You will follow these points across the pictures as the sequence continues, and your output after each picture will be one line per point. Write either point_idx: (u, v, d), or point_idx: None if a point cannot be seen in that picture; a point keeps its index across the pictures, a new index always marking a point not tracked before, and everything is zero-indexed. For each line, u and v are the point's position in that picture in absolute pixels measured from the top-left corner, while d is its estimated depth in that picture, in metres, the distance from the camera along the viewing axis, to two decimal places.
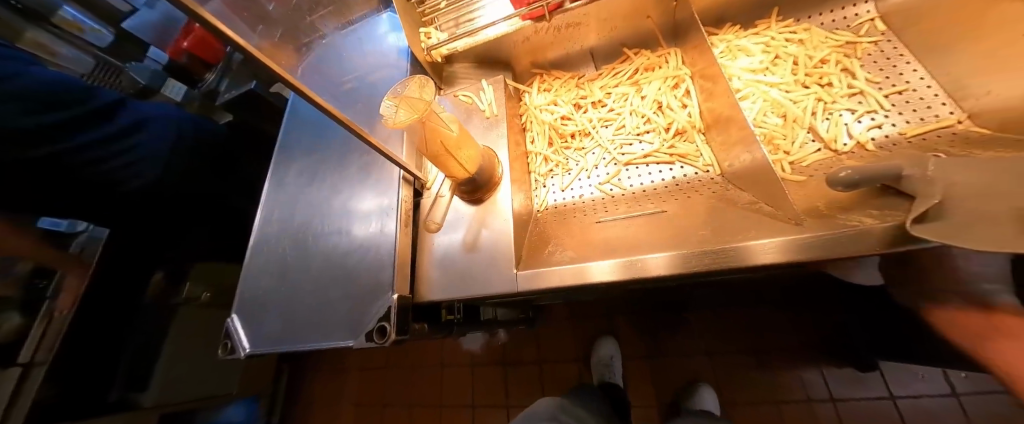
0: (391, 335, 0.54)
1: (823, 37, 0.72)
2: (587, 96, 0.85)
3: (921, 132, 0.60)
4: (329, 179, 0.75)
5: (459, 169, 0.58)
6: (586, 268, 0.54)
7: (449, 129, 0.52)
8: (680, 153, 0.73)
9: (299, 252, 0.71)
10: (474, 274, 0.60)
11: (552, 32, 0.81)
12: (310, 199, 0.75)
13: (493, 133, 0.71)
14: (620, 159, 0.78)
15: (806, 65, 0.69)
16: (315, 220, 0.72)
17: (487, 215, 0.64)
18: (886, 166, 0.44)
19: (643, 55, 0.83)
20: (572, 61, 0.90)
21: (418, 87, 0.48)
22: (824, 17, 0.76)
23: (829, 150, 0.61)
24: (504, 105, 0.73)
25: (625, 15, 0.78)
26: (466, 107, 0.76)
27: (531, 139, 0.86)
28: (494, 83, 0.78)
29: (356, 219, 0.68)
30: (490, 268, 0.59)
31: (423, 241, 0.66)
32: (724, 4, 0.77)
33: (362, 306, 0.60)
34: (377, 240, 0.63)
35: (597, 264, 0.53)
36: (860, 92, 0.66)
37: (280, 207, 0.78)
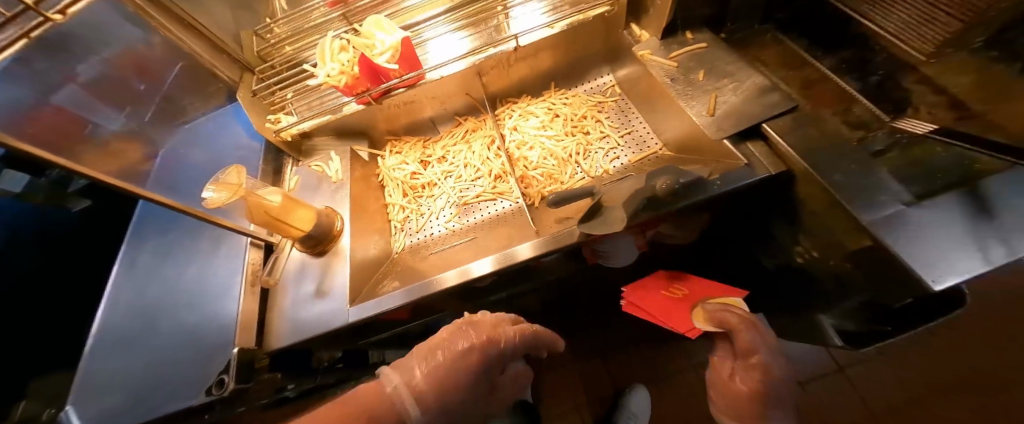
0: (228, 385, 0.61)
1: (583, 99, 1.02)
2: (431, 154, 1.03)
3: (638, 158, 0.88)
4: (183, 254, 0.81)
5: (293, 229, 0.71)
6: (469, 268, 0.70)
7: (271, 201, 0.66)
8: (500, 192, 0.94)
9: (147, 328, 0.74)
10: (316, 316, 0.70)
11: (393, 108, 0.98)
12: (161, 278, 0.80)
13: (337, 195, 0.84)
14: (459, 200, 0.97)
15: (573, 120, 0.99)
16: (164, 298, 0.77)
17: (331, 263, 0.75)
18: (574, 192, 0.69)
19: (470, 120, 1.06)
20: (419, 127, 1.08)
21: (236, 173, 0.62)
22: (586, 85, 1.07)
23: (590, 177, 0.88)
24: (348, 171, 0.87)
25: (448, 93, 1.00)
26: (317, 175, 0.89)
27: (388, 193, 1.00)
28: (341, 153, 0.93)
29: (207, 287, 0.75)
30: (330, 308, 0.71)
31: (273, 295, 0.75)
32: (517, 81, 1.04)
33: (207, 366, 0.65)
34: (225, 302, 0.71)
35: (478, 262, 0.69)
36: (607, 136, 0.95)
37: (127, 291, 0.80)
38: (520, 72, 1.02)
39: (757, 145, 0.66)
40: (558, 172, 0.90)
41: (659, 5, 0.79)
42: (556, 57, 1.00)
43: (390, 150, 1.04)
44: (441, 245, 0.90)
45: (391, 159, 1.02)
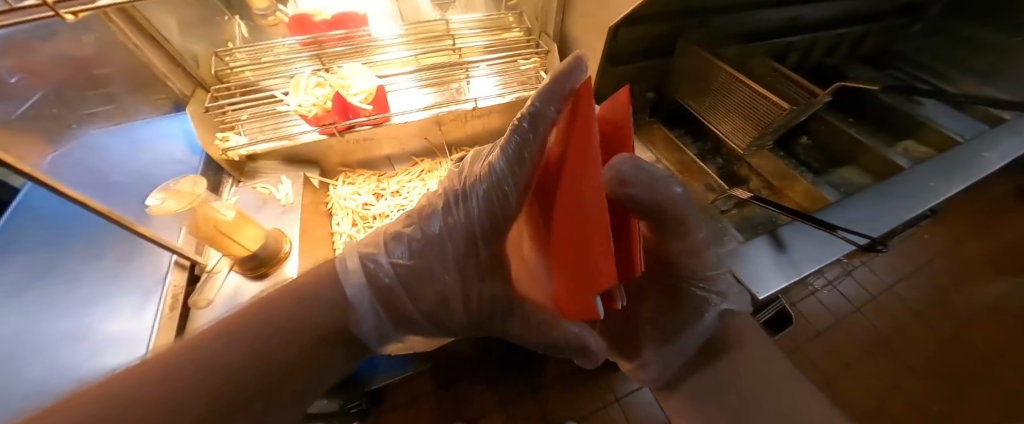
0: None
1: None
2: (385, 188, 1.09)
3: None
4: (69, 275, 0.70)
5: (238, 247, 0.68)
6: None
7: (223, 215, 0.63)
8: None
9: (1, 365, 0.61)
10: None
11: (353, 142, 1.04)
12: (37, 304, 0.67)
13: (287, 217, 0.83)
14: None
15: None
16: (40, 328, 0.64)
17: (273, 285, 0.72)
18: None
19: (426, 161, 1.17)
20: (373, 162, 1.14)
21: (191, 182, 0.59)
22: None
23: None
24: (300, 195, 0.87)
25: (407, 135, 1.10)
26: (264, 197, 0.87)
27: (337, 221, 1.01)
28: (293, 178, 0.92)
29: (105, 314, 0.66)
30: None
31: (193, 322, 0.67)
32: (470, 134, 1.20)
33: None
34: (131, 332, 0.63)
35: None
36: None
37: None
38: (472, 127, 1.18)
39: None
40: None
41: None
42: (504, 120, 1.20)
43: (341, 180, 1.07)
44: None
45: (342, 189, 1.04)
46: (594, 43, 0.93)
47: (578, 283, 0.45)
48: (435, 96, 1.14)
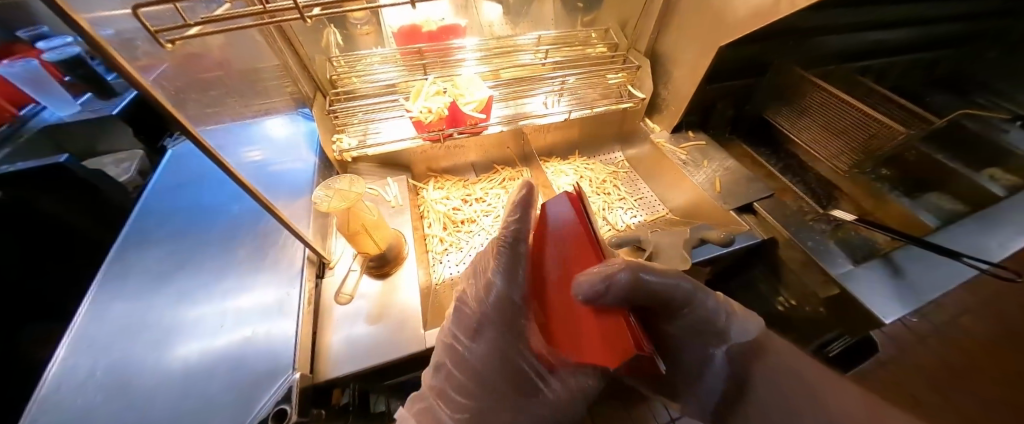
0: (291, 418, 0.53)
1: (602, 167, 1.22)
2: (471, 194, 1.11)
3: (654, 218, 1.08)
4: (207, 265, 0.73)
5: (372, 246, 0.70)
6: None
7: (370, 214, 0.65)
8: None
9: (149, 349, 0.62)
10: (381, 343, 0.66)
11: (445, 148, 1.08)
12: (177, 293, 0.69)
13: (398, 219, 0.85)
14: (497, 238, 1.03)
15: (597, 182, 1.16)
16: (180, 316, 0.66)
17: (395, 286, 0.74)
18: (631, 235, 0.82)
19: (507, 170, 1.19)
20: (457, 168, 1.17)
21: (348, 182, 0.62)
22: (603, 156, 1.28)
23: (616, 228, 1.03)
24: (407, 197, 0.90)
25: (493, 144, 1.14)
26: (372, 197, 0.90)
27: (428, 224, 1.03)
28: (396, 181, 0.95)
29: (244, 303, 0.67)
30: (397, 335, 0.68)
31: (325, 316, 0.70)
32: (549, 145, 1.22)
33: (250, 397, 0.56)
34: (272, 322, 0.64)
35: None
36: (625, 199, 1.14)
37: (119, 309, 0.67)
38: (554, 138, 1.20)
39: (751, 216, 0.92)
40: None
41: (674, 109, 1.08)
42: (584, 132, 1.22)
43: (431, 184, 1.10)
44: None
45: (434, 192, 1.08)
46: (697, 61, 0.96)
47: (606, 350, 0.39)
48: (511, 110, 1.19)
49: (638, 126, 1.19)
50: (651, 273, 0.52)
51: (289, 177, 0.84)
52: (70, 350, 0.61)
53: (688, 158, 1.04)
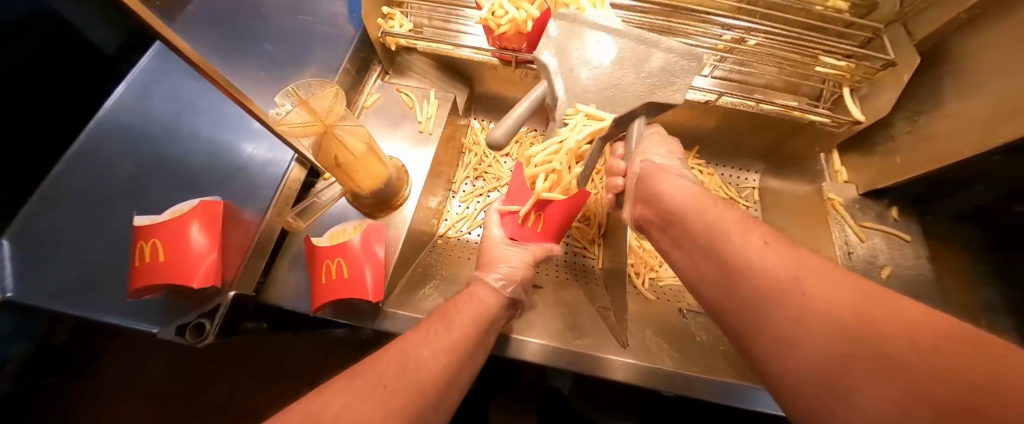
0: (208, 337, 0.48)
1: (718, 185, 0.83)
2: (689, 78, 0.45)
3: None
4: (210, 122, 0.63)
5: (353, 182, 0.53)
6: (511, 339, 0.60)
7: (351, 149, 0.47)
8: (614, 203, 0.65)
9: (132, 193, 0.58)
10: (303, 293, 0.55)
11: (519, 74, 0.78)
12: (165, 134, 0.62)
13: (418, 152, 0.67)
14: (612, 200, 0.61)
15: None
16: (166, 169, 0.59)
17: (357, 228, 0.56)
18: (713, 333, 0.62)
19: None
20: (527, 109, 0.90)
21: (331, 95, 0.42)
22: (727, 169, 0.86)
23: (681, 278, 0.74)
24: (442, 126, 0.69)
25: None
26: (403, 107, 0.71)
27: (462, 164, 0.88)
28: (442, 97, 0.72)
29: (223, 184, 0.58)
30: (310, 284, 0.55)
31: (289, 234, 0.58)
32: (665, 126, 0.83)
33: (189, 298, 0.50)
34: (234, 220, 0.54)
35: (521, 340, 0.60)
36: None
37: (122, 136, 0.62)
38: (674, 118, 0.79)
39: None
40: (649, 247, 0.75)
41: (896, 164, 0.64)
42: (724, 128, 0.78)
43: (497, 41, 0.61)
44: None
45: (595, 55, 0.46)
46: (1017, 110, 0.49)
47: (344, 280, 0.51)
48: None
49: (812, 156, 0.75)
50: (465, 305, 0.50)
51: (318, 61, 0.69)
52: (75, 155, 0.60)
53: (861, 246, 0.66)
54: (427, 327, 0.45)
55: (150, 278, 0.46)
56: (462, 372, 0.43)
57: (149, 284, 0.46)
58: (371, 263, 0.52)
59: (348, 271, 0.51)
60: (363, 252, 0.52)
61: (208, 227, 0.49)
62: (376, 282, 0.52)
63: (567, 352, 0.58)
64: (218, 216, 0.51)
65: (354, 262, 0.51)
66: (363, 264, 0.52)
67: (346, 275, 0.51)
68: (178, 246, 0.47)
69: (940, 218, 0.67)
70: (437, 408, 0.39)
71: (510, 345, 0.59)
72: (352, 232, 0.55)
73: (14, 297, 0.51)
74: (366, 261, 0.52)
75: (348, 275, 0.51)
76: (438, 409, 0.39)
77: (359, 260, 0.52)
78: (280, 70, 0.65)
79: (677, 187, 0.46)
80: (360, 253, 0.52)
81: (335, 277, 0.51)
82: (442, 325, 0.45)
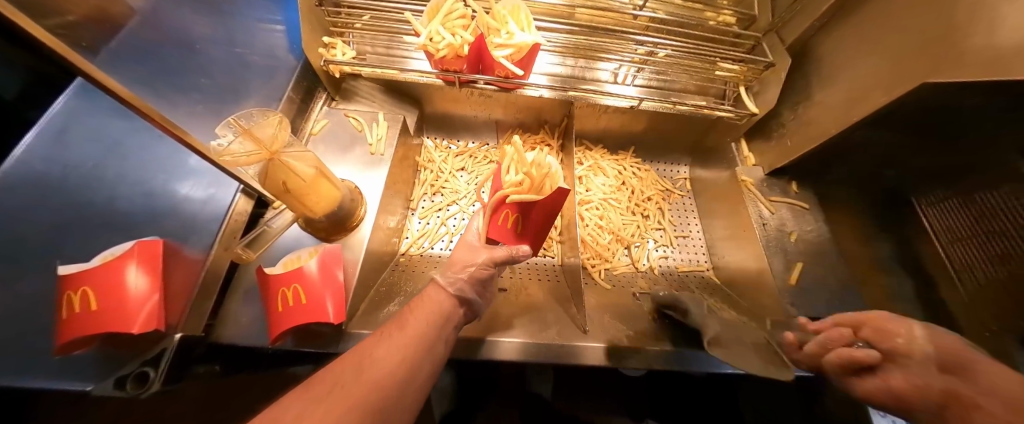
0: (152, 386, 0.45)
1: (654, 179, 0.93)
2: None
3: (687, 270, 0.84)
4: (141, 160, 0.61)
5: (308, 207, 0.54)
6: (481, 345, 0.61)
7: (300, 174, 0.48)
8: None
9: (45, 241, 0.53)
10: (257, 326, 0.53)
11: (465, 93, 0.83)
12: (88, 178, 0.58)
13: (372, 173, 0.68)
14: None
15: (637, 198, 0.89)
16: (89, 209, 0.56)
17: (315, 251, 0.56)
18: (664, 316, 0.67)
19: (530, 147, 0.93)
20: (477, 125, 0.95)
21: (276, 125, 0.43)
22: (661, 165, 0.97)
23: (634, 267, 0.81)
24: (393, 146, 0.71)
25: (526, 105, 0.86)
26: (353, 131, 0.72)
27: (418, 181, 0.89)
28: (390, 119, 0.75)
29: (159, 219, 0.56)
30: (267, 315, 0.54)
31: (241, 268, 0.57)
32: (603, 130, 0.91)
33: (127, 347, 0.47)
34: (178, 256, 0.53)
35: (491, 343, 0.61)
36: (663, 230, 0.88)
37: (34, 180, 0.57)
38: (609, 122, 0.88)
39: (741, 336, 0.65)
40: (602, 242, 0.81)
41: (790, 145, 0.76)
42: (651, 128, 0.88)
43: (439, 64, 0.65)
44: None
45: None
46: (866, 93, 0.61)
47: (302, 307, 0.50)
48: (561, 71, 0.83)
49: (725, 146, 0.86)
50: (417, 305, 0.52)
51: (258, 91, 0.69)
52: None
53: (772, 217, 0.76)
54: (381, 331, 0.46)
55: (81, 328, 0.43)
56: (424, 364, 0.44)
57: (78, 336, 0.42)
58: (330, 285, 0.52)
59: (305, 298, 0.50)
60: (322, 276, 0.52)
61: (149, 268, 0.47)
62: (338, 305, 0.51)
63: (532, 347, 0.61)
64: (159, 255, 0.49)
65: (313, 287, 0.51)
66: (323, 289, 0.51)
67: (304, 303, 0.50)
68: (110, 291, 0.44)
69: (832, 187, 0.79)
70: (410, 386, 0.41)
71: (479, 349, 0.61)
72: (305, 259, 0.54)
73: None
74: (325, 285, 0.52)
75: (306, 301, 0.50)
76: (401, 409, 0.40)
77: (318, 285, 0.51)
78: (219, 104, 0.65)
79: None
80: (319, 277, 0.52)
81: (292, 306, 0.50)
82: (396, 327, 0.46)
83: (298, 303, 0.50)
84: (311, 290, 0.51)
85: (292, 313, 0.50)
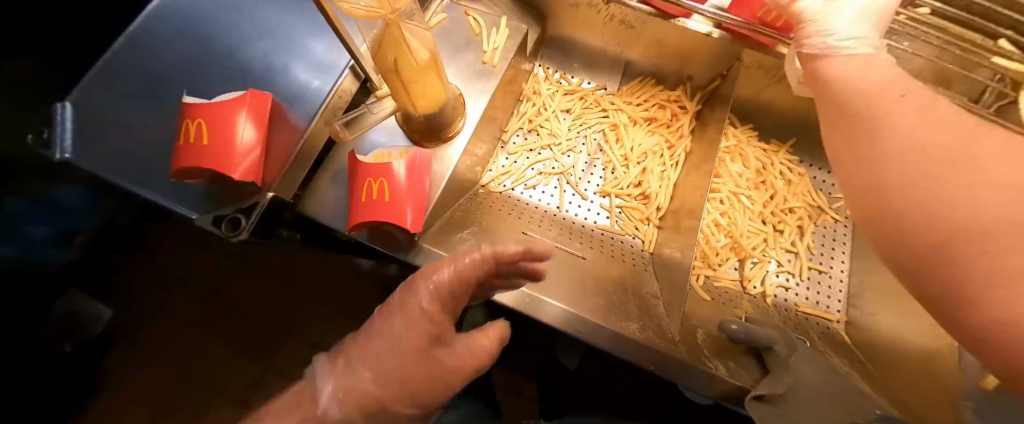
0: (243, 233, 0.46)
1: (807, 188, 0.72)
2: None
3: (809, 310, 0.66)
4: (268, 14, 0.59)
5: (410, 100, 0.48)
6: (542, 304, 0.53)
7: (417, 57, 0.40)
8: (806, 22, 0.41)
9: (186, 77, 0.56)
10: (337, 210, 0.52)
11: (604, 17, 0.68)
12: (222, 26, 0.58)
13: (480, 84, 0.60)
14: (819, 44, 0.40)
15: (776, 204, 0.70)
16: (222, 55, 0.57)
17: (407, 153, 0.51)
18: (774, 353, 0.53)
19: (658, 105, 0.76)
20: (602, 64, 0.80)
21: None
22: (821, 173, 0.74)
23: (741, 286, 0.66)
24: (509, 60, 0.61)
25: (675, 48, 0.68)
26: (469, 33, 0.63)
27: (519, 112, 0.79)
28: (513, 28, 0.64)
29: (273, 78, 0.54)
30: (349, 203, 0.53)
31: (336, 149, 0.55)
32: (762, 105, 0.70)
33: (228, 191, 0.49)
34: (284, 120, 0.51)
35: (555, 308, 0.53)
36: (794, 254, 0.70)
37: (183, 15, 0.59)
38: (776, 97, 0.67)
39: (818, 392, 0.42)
40: (713, 244, 0.67)
41: None
42: None
43: None
44: (536, 229, 0.66)
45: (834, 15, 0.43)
46: None
47: (383, 203, 0.47)
48: None
49: None
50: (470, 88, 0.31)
51: None
52: (133, 31, 0.57)
53: None
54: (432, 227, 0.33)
55: (193, 160, 0.44)
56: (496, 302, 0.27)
57: (191, 166, 0.44)
58: (411, 190, 0.48)
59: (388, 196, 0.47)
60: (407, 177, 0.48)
61: (257, 118, 0.47)
62: (417, 214, 0.48)
63: (579, 319, 0.49)
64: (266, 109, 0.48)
65: (396, 187, 0.47)
66: (405, 192, 0.47)
67: (384, 200, 0.47)
68: (223, 132, 0.44)
69: None
70: None
71: None
72: (395, 157, 0.50)
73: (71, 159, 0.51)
74: (408, 189, 0.48)
75: (388, 199, 0.47)
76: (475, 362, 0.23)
77: (401, 187, 0.47)
78: None
79: (915, 148, 0.27)
80: (405, 180, 0.48)
81: (373, 200, 0.47)
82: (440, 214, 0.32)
83: (380, 199, 0.47)
84: (394, 190, 0.47)
85: (372, 207, 0.47)
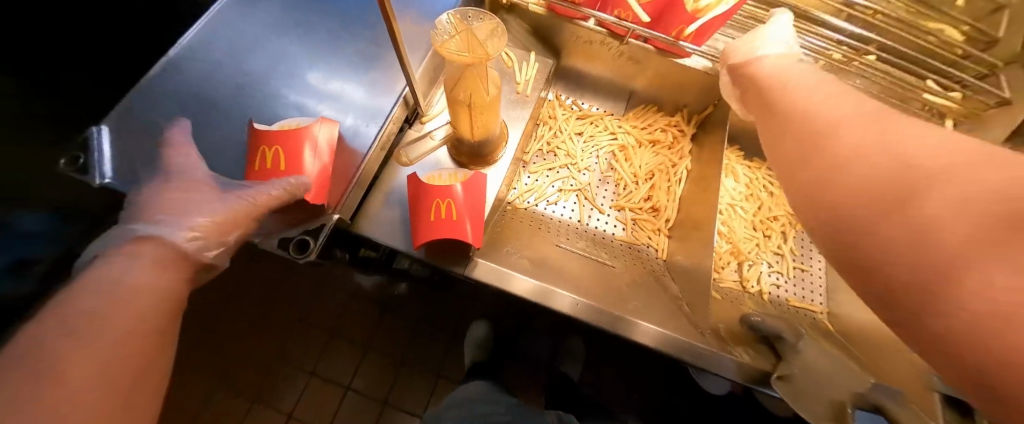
0: (309, 254, 0.47)
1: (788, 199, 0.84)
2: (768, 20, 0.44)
3: (799, 305, 0.77)
4: (321, 44, 0.59)
5: (468, 128, 0.53)
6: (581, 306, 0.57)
7: (486, 92, 0.46)
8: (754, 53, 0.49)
9: (238, 103, 0.54)
10: (393, 230, 0.55)
11: (615, 54, 0.78)
12: (274, 55, 0.58)
13: (516, 111, 0.67)
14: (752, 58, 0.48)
15: (764, 213, 0.81)
16: (276, 82, 0.56)
17: (461, 175, 0.56)
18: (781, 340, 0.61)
19: (661, 129, 0.86)
20: (609, 92, 0.89)
21: (488, 31, 0.42)
22: None
23: (742, 286, 0.76)
24: (539, 90, 0.69)
25: (676, 82, 0.79)
26: (503, 66, 0.70)
27: (538, 134, 0.86)
28: (540, 62, 0.72)
29: (330, 105, 0.55)
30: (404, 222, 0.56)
31: (387, 171, 0.59)
32: (748, 129, 0.82)
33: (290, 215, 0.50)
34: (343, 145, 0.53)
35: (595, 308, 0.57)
36: (782, 257, 0.80)
37: (232, 40, 0.58)
38: None
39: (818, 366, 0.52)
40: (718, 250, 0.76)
41: None
42: None
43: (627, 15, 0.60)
44: (566, 241, 0.72)
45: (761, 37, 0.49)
46: None
47: (446, 221, 0.51)
48: None
49: None
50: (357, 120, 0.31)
51: None
52: (179, 54, 0.55)
53: None
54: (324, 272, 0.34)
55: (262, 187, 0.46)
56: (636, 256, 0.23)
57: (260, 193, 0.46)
58: (468, 209, 0.52)
59: (450, 215, 0.51)
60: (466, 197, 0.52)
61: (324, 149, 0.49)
62: (477, 231, 0.52)
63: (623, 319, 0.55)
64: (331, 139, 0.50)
65: (457, 207, 0.51)
66: (463, 212, 0.51)
67: (447, 219, 0.51)
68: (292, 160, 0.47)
69: None
70: None
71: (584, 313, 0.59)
72: (450, 179, 0.54)
73: (112, 185, 0.48)
74: (466, 208, 0.52)
75: (452, 218, 0.51)
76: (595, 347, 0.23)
77: (460, 207, 0.51)
78: None
79: (829, 107, 0.32)
80: (465, 200, 0.52)
81: (436, 219, 0.51)
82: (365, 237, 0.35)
83: (442, 218, 0.51)
84: (454, 209, 0.51)
85: (434, 225, 0.51)
